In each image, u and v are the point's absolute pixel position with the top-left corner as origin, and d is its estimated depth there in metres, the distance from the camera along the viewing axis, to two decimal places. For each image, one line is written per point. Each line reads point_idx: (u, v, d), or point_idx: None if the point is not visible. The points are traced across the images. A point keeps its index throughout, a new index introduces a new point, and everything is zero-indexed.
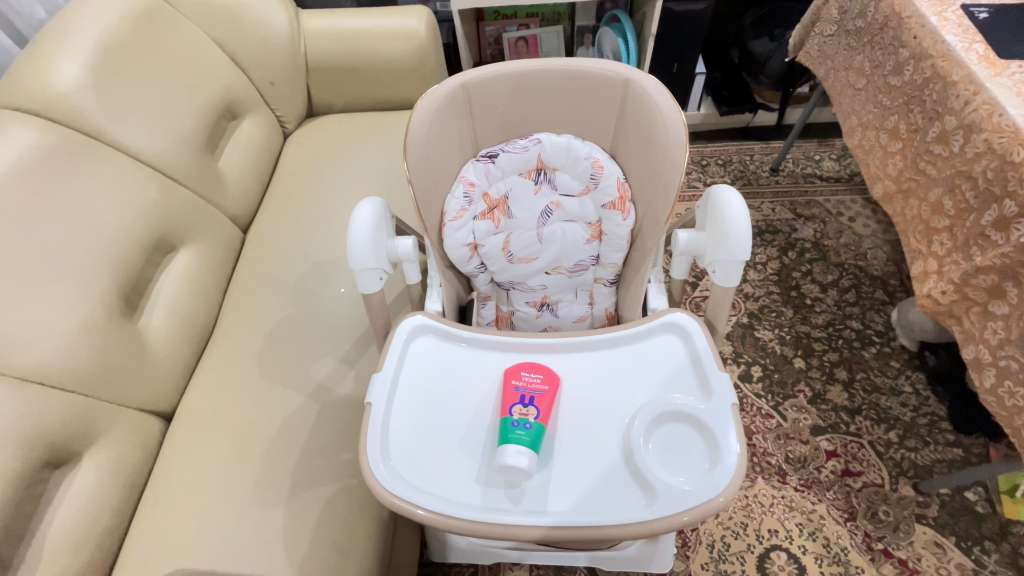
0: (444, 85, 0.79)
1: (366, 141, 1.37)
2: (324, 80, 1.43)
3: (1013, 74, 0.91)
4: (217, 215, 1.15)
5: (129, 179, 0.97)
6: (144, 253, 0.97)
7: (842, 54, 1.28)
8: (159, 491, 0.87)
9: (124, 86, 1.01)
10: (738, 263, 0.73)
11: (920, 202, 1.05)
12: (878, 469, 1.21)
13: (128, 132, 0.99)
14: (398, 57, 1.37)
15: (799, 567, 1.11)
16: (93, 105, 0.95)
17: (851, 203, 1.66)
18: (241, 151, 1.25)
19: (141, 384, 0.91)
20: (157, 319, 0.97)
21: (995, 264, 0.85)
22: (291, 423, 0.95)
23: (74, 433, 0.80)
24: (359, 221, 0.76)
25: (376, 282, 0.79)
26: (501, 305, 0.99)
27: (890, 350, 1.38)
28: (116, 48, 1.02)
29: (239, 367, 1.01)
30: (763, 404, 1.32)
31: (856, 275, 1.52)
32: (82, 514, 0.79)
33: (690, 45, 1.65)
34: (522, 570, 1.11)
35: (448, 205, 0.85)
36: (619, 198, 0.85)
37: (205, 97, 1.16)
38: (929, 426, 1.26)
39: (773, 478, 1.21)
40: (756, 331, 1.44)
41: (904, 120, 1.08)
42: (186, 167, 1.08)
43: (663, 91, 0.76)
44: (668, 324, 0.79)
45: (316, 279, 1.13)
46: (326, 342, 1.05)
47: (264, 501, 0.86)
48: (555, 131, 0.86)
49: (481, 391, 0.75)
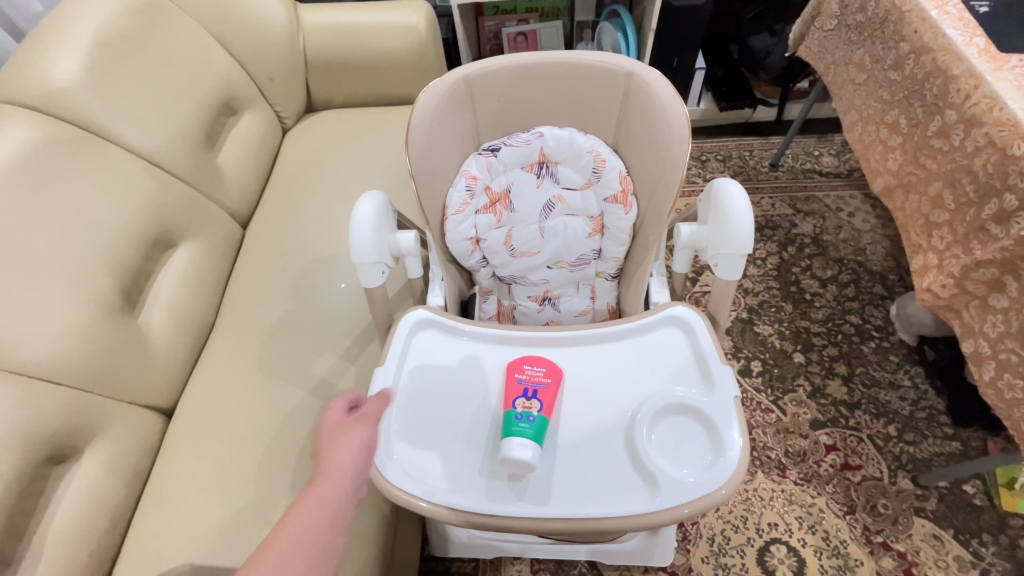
0: (445, 78, 0.78)
1: (366, 136, 1.37)
2: (323, 75, 1.42)
3: (1014, 68, 0.91)
4: (217, 211, 1.15)
5: (128, 175, 0.96)
6: (143, 249, 0.96)
7: (842, 49, 1.28)
8: (159, 487, 0.87)
9: (123, 81, 1.01)
10: (740, 255, 0.73)
11: (921, 196, 1.05)
12: (877, 462, 1.22)
13: (127, 127, 0.99)
14: (397, 52, 1.37)
15: (799, 561, 1.11)
16: (90, 100, 0.95)
17: (850, 198, 1.67)
18: (240, 146, 1.24)
19: (142, 380, 0.91)
20: (157, 316, 0.97)
21: (995, 258, 0.85)
22: (291, 419, 0.95)
23: (75, 429, 0.80)
24: (359, 217, 0.76)
25: (377, 276, 0.79)
26: (503, 300, 0.98)
27: (888, 345, 1.39)
28: (114, 42, 1.01)
29: (239, 364, 1.01)
30: (762, 399, 1.32)
31: (856, 270, 1.52)
32: (83, 510, 0.79)
33: (691, 39, 1.64)
34: (523, 565, 1.12)
35: (449, 199, 0.85)
36: (620, 192, 0.85)
37: (204, 92, 1.15)
38: (928, 420, 1.26)
39: (773, 472, 1.22)
40: (756, 326, 1.44)
41: (905, 115, 1.09)
42: (185, 163, 1.08)
43: (665, 84, 0.76)
44: (670, 318, 0.79)
45: (316, 275, 1.13)
46: (326, 338, 1.04)
47: (265, 498, 0.86)
48: (557, 125, 0.85)
49: (483, 383, 0.75)
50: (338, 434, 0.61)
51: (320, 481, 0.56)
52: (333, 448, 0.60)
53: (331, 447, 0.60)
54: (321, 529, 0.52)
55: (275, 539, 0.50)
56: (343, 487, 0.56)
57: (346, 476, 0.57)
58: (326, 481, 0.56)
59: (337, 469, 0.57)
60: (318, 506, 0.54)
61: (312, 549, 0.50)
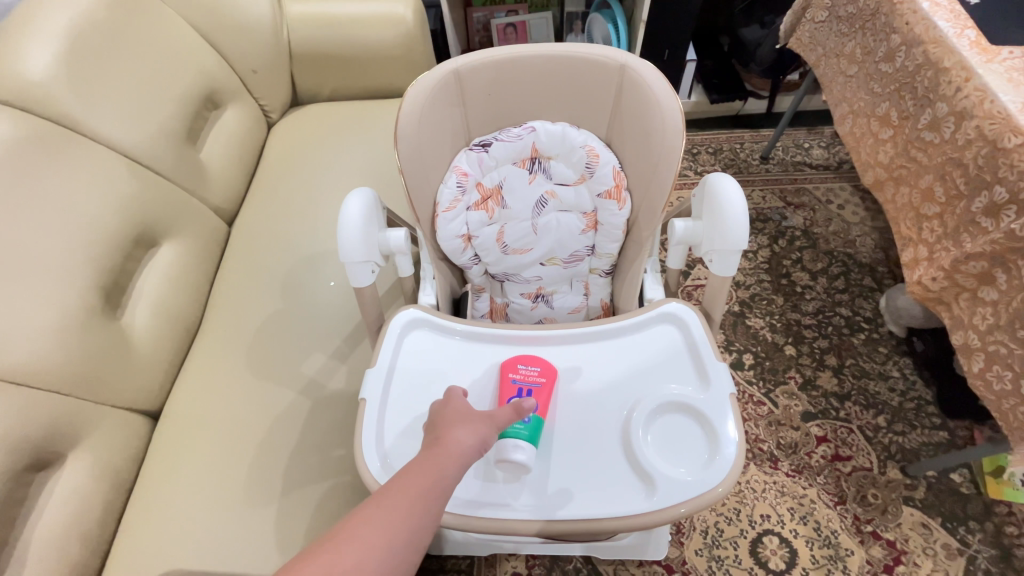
0: (434, 71, 0.77)
1: (353, 131, 1.34)
2: (308, 68, 1.39)
3: (1005, 61, 0.91)
4: (201, 208, 1.12)
5: (107, 171, 0.93)
6: (125, 248, 0.94)
7: (833, 41, 1.28)
8: (148, 491, 0.86)
9: (99, 74, 0.97)
10: (735, 251, 0.72)
11: (911, 189, 1.06)
12: (867, 453, 1.23)
13: (105, 122, 0.96)
14: (383, 44, 1.34)
15: (791, 551, 1.12)
16: (66, 94, 0.91)
17: (840, 190, 1.67)
18: (223, 141, 1.21)
19: (127, 383, 0.89)
20: (141, 316, 0.95)
21: (986, 251, 0.85)
22: (282, 420, 0.93)
23: (57, 434, 0.78)
24: (347, 214, 0.75)
25: (367, 275, 0.78)
26: (495, 297, 0.97)
27: (878, 336, 1.40)
28: (89, 34, 0.98)
29: (227, 364, 0.99)
30: (754, 391, 1.33)
31: (845, 262, 1.53)
32: (67, 517, 0.77)
33: (682, 31, 1.62)
34: (518, 561, 1.12)
35: (440, 196, 0.84)
36: (614, 187, 0.84)
37: (185, 85, 1.12)
38: (917, 410, 1.28)
39: (766, 464, 1.23)
40: (747, 320, 1.45)
41: (895, 108, 1.09)
42: (167, 159, 1.05)
43: (659, 77, 0.75)
44: (664, 315, 0.78)
45: (305, 273, 1.11)
46: (316, 337, 1.03)
47: (256, 500, 0.85)
48: (549, 119, 0.84)
49: (479, 390, 0.73)
50: (462, 416, 0.60)
51: (433, 453, 0.55)
52: (451, 426, 0.58)
53: (451, 426, 0.58)
54: (423, 506, 0.50)
55: (386, 499, 0.50)
56: (453, 469, 0.54)
57: (457, 460, 0.55)
58: (439, 456, 0.54)
59: (452, 450, 0.55)
60: (425, 480, 0.52)
61: (410, 523, 0.49)
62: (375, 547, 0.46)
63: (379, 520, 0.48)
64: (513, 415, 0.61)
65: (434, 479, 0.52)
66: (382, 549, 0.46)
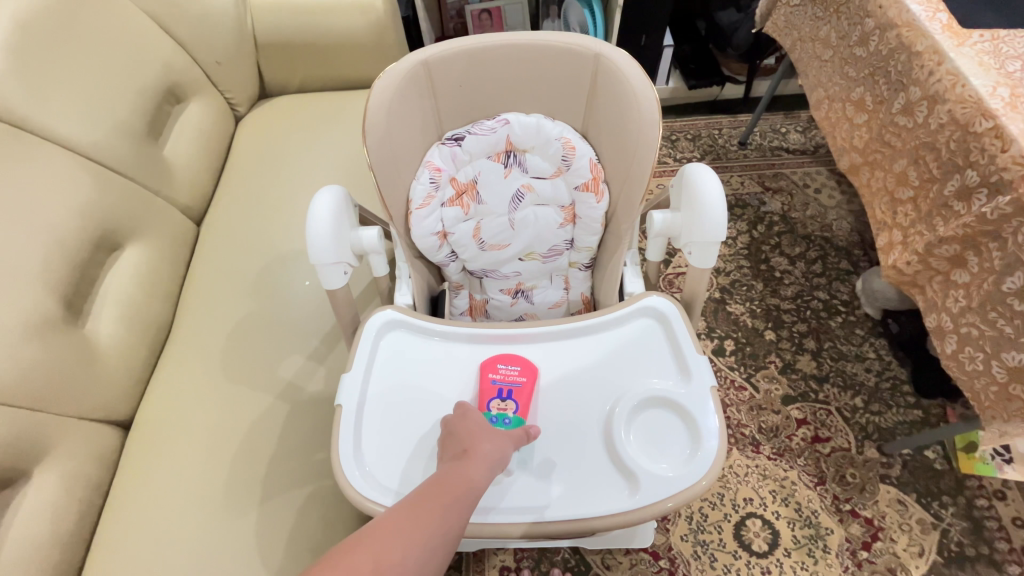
0: (402, 63, 0.74)
1: (325, 124, 1.30)
2: (275, 58, 1.34)
3: (975, 44, 0.91)
4: (166, 207, 1.07)
5: (62, 171, 0.88)
6: (86, 251, 0.89)
7: (808, 25, 1.27)
8: (121, 503, 0.83)
9: (48, 67, 0.92)
10: (714, 243, 0.72)
11: (886, 173, 1.06)
12: (845, 433, 1.26)
13: (57, 119, 0.91)
14: (351, 32, 1.28)
15: (773, 533, 1.15)
16: (12, 89, 0.86)
17: (817, 175, 1.69)
18: (188, 137, 1.16)
19: (95, 393, 0.86)
20: (107, 323, 0.91)
21: (958, 234, 0.86)
22: (259, 425, 0.91)
23: (21, 450, 0.75)
24: (318, 213, 0.72)
25: (340, 277, 0.76)
26: (475, 294, 0.96)
27: (854, 319, 1.42)
28: (35, 24, 0.92)
29: (200, 370, 0.95)
30: (735, 376, 1.35)
31: (822, 246, 1.55)
32: (35, 534, 0.74)
33: (658, 17, 1.60)
34: (507, 554, 1.12)
35: (413, 192, 0.81)
36: (592, 179, 0.83)
37: (144, 78, 1.06)
38: (892, 390, 1.31)
39: (747, 449, 1.25)
40: (728, 306, 1.46)
41: (870, 92, 1.09)
42: (127, 157, 1.00)
43: (634, 66, 0.73)
44: (644, 309, 0.77)
45: (279, 272, 1.08)
46: (292, 339, 1.00)
47: (235, 507, 0.83)
48: (522, 111, 0.82)
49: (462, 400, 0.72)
50: (485, 431, 0.62)
51: (462, 464, 0.58)
52: (477, 439, 0.61)
53: (478, 439, 0.61)
54: (455, 509, 0.53)
55: (421, 502, 0.53)
56: (478, 479, 0.57)
57: (485, 471, 0.58)
58: (465, 466, 0.57)
59: (480, 459, 0.59)
60: (456, 487, 0.55)
61: (442, 525, 0.51)
62: (414, 545, 0.48)
63: (416, 522, 0.50)
64: (524, 438, 0.65)
65: (466, 484, 0.55)
66: (420, 549, 0.49)
